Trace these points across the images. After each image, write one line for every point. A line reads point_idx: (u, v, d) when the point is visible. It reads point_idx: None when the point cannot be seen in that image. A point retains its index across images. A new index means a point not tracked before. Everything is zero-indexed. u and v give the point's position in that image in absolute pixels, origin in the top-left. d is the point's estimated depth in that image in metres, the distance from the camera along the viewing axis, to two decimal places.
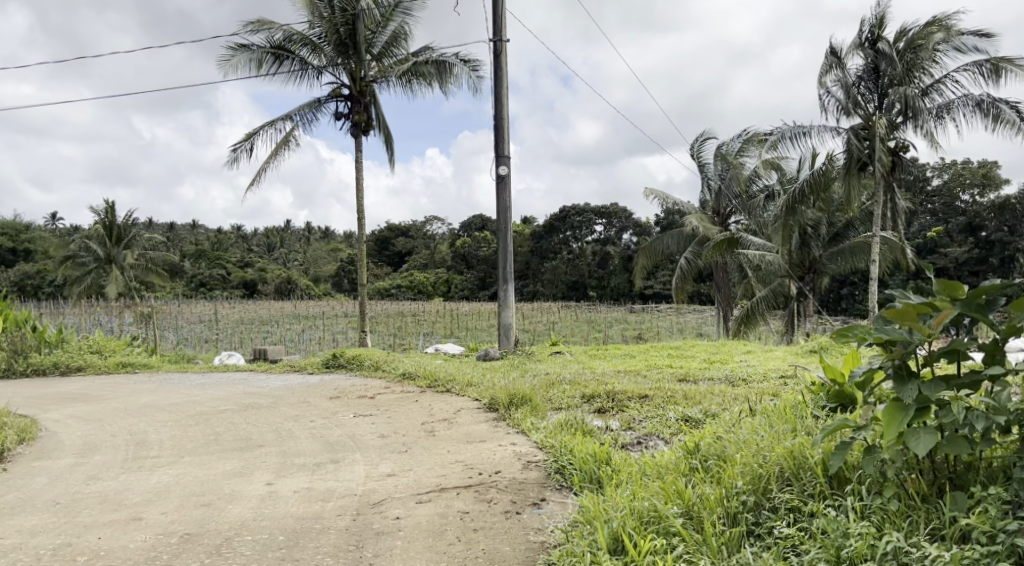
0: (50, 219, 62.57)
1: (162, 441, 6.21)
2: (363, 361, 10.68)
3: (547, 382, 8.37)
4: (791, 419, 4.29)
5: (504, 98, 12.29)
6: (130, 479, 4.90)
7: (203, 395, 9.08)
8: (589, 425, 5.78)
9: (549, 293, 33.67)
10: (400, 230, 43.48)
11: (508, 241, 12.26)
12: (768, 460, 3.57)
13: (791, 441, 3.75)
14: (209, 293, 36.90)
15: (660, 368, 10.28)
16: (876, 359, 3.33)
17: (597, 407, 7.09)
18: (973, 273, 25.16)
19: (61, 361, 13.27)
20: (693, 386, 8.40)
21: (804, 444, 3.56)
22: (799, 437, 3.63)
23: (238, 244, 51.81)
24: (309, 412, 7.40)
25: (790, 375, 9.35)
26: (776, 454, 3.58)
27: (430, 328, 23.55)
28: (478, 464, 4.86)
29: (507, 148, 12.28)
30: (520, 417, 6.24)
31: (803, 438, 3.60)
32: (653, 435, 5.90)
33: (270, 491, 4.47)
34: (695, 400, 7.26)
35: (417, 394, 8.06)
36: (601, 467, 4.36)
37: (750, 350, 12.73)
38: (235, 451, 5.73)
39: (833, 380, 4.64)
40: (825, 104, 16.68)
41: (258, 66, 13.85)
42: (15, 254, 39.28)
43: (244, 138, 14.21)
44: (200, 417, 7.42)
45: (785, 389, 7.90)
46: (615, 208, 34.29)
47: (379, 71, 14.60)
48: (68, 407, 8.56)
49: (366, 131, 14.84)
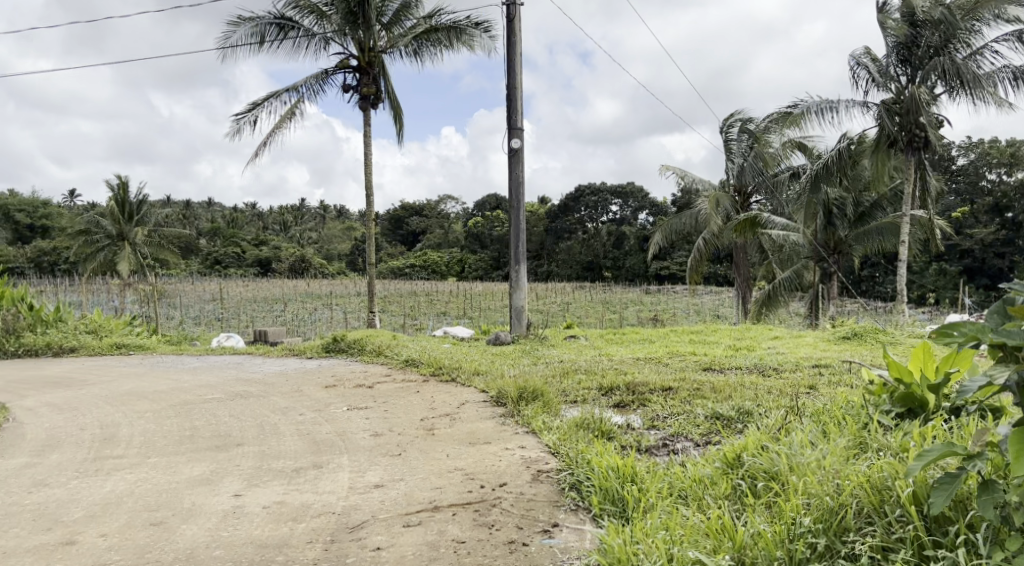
0: (67, 197, 62.12)
1: (131, 437, 5.58)
2: (365, 346, 10.01)
3: (561, 371, 7.70)
4: (852, 427, 3.66)
5: (517, 67, 11.53)
6: (80, 485, 4.27)
7: (192, 381, 8.44)
8: (609, 425, 5.13)
9: (562, 274, 33.07)
10: (415, 208, 42.73)
11: (520, 218, 11.56)
12: (841, 489, 3.06)
13: (866, 465, 3.19)
14: (222, 270, 36.42)
15: (682, 355, 9.61)
16: (1002, 371, 2.78)
17: (616, 401, 6.42)
18: (999, 255, 24.26)
19: (53, 342, 12.66)
20: (719, 376, 7.72)
21: (887, 473, 3.03)
22: (880, 463, 3.09)
23: (254, 221, 51.36)
24: (300, 403, 6.74)
25: (825, 366, 8.64)
26: (849, 482, 3.07)
27: (442, 308, 22.92)
28: (481, 475, 4.17)
29: (519, 119, 11.54)
30: (531, 413, 5.56)
31: (886, 463, 3.06)
32: (681, 438, 5.28)
33: (236, 506, 3.84)
34: (724, 394, 6.60)
35: (419, 383, 7.39)
36: (626, 486, 3.68)
37: (776, 335, 11.92)
38: (208, 451, 5.08)
39: (898, 380, 3.96)
40: (856, 76, 15.75)
41: (262, 38, 13.08)
42: (33, 230, 39.11)
43: (246, 109, 13.51)
44: (180, 407, 6.77)
45: (823, 383, 7.24)
46: (632, 188, 33.45)
47: (389, 41, 13.85)
48: (47, 393, 7.96)
49: (375, 104, 14.09)
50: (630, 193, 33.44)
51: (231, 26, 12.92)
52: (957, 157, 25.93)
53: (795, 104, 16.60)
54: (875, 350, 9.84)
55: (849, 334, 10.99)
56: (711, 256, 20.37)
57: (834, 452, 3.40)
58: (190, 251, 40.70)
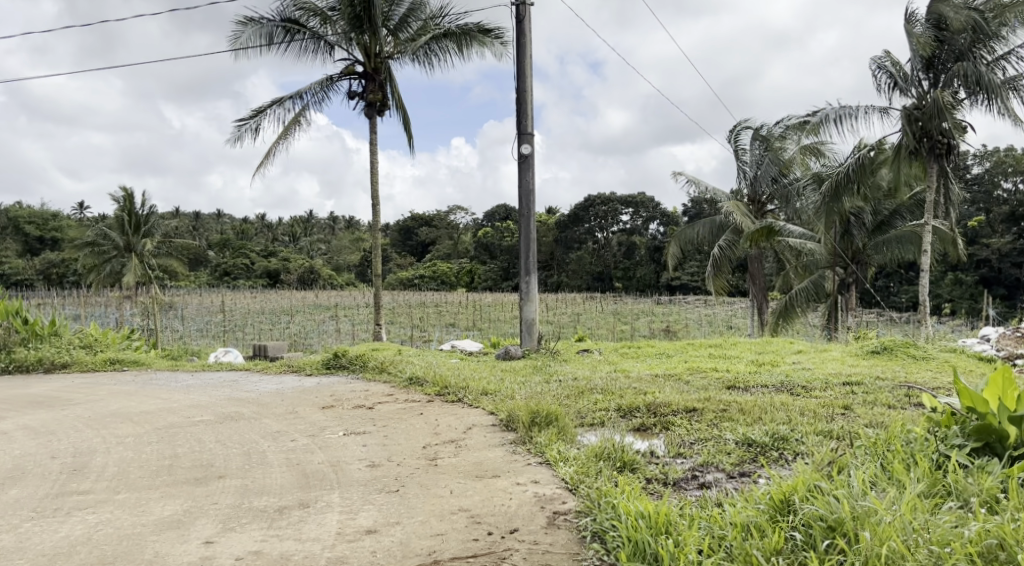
0: (78, 210, 61.59)
1: (104, 467, 5.08)
2: (367, 363, 9.47)
3: (576, 391, 7.11)
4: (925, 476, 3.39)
5: (527, 72, 11.05)
6: (32, 529, 3.79)
7: (183, 401, 7.92)
8: (632, 455, 4.60)
9: (573, 284, 32.71)
10: (424, 219, 42.32)
11: (531, 228, 11.04)
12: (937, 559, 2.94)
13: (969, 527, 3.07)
14: (231, 282, 36.02)
15: (703, 372, 9.03)
16: None
17: (636, 424, 5.91)
18: (1017, 265, 23.53)
19: (45, 357, 12.18)
20: (746, 396, 7.15)
21: (994, 541, 2.97)
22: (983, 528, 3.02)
23: (264, 231, 51.02)
24: (293, 427, 6.21)
25: (856, 384, 8.07)
26: (952, 551, 2.95)
27: (451, 320, 22.37)
28: (488, 517, 3.66)
29: (530, 124, 11.04)
30: (545, 441, 5.01)
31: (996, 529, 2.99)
32: (711, 468, 4.80)
33: (205, 557, 3.41)
34: (755, 418, 6.04)
35: (422, 404, 6.85)
36: (659, 538, 3.25)
37: (801, 350, 11.36)
38: (185, 484, 4.58)
39: (971, 409, 3.64)
40: (875, 81, 15.10)
41: (270, 39, 12.65)
42: (43, 242, 38.87)
43: (250, 115, 13.05)
44: (164, 432, 6.27)
45: (859, 404, 6.75)
46: (643, 198, 32.57)
47: (395, 47, 13.37)
48: (26, 415, 7.45)
49: (382, 111, 13.64)
50: (641, 203, 32.50)
51: (236, 28, 12.49)
52: (972, 166, 25.26)
53: (813, 111, 16.00)
54: (904, 367, 9.25)
55: (879, 349, 10.40)
56: (728, 269, 19.83)
57: (906, 514, 3.13)
58: (199, 262, 40.41)
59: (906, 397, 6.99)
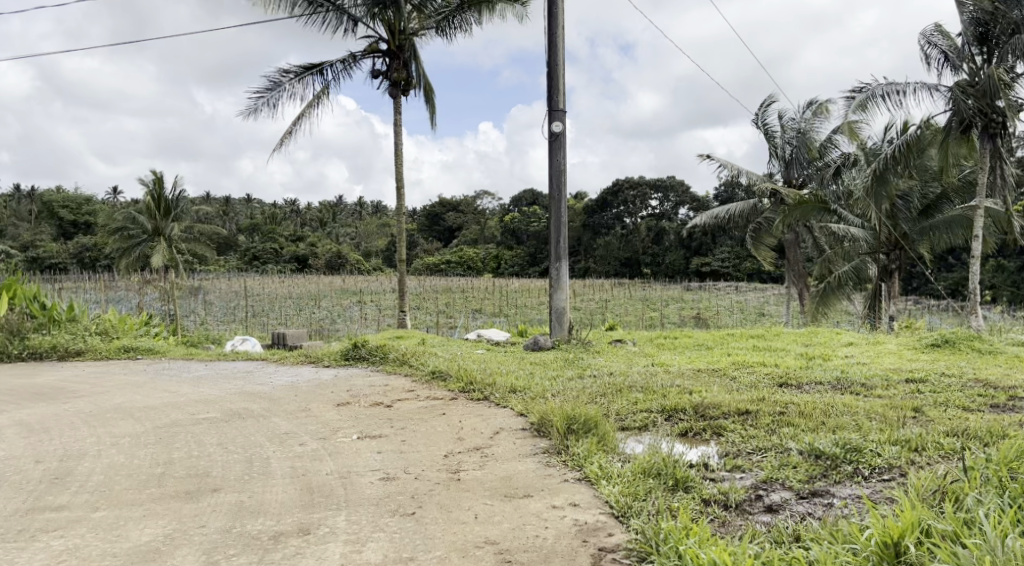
0: (111, 195, 61.85)
1: (89, 474, 4.56)
2: (388, 354, 8.87)
3: (613, 389, 6.44)
4: None
5: (558, 44, 10.32)
6: None
7: (190, 395, 7.37)
8: (687, 472, 3.95)
9: (601, 270, 31.99)
10: (451, 205, 41.73)
11: (562, 211, 10.36)
12: None
13: None
14: (259, 267, 35.67)
15: (749, 366, 8.33)
16: None
17: (682, 429, 5.24)
18: None
19: (59, 344, 11.71)
20: (802, 396, 6.46)
21: None
22: None
23: (293, 216, 50.81)
24: (305, 428, 5.64)
25: (919, 381, 7.32)
26: None
27: (477, 306, 21.77)
28: (520, 554, 3.23)
29: (561, 101, 10.35)
30: (585, 452, 4.38)
31: None
32: (777, 486, 4.15)
33: None
34: (817, 424, 5.30)
35: (445, 403, 6.23)
36: None
37: (851, 341, 10.58)
38: (174, 497, 4.05)
39: None
40: (926, 57, 14.13)
41: (292, 9, 12.01)
42: (77, 227, 38.83)
43: (267, 88, 12.46)
44: (164, 431, 5.73)
45: (931, 407, 6.01)
46: (673, 181, 31.71)
47: (420, 23, 12.76)
48: (23, 409, 6.93)
49: (406, 91, 13.00)
50: (670, 186, 31.61)
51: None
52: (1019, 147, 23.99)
53: (858, 87, 14.96)
54: (968, 363, 8.44)
55: (939, 341, 9.59)
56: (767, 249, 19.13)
57: None
58: (228, 248, 40.26)
59: (983, 399, 6.27)
